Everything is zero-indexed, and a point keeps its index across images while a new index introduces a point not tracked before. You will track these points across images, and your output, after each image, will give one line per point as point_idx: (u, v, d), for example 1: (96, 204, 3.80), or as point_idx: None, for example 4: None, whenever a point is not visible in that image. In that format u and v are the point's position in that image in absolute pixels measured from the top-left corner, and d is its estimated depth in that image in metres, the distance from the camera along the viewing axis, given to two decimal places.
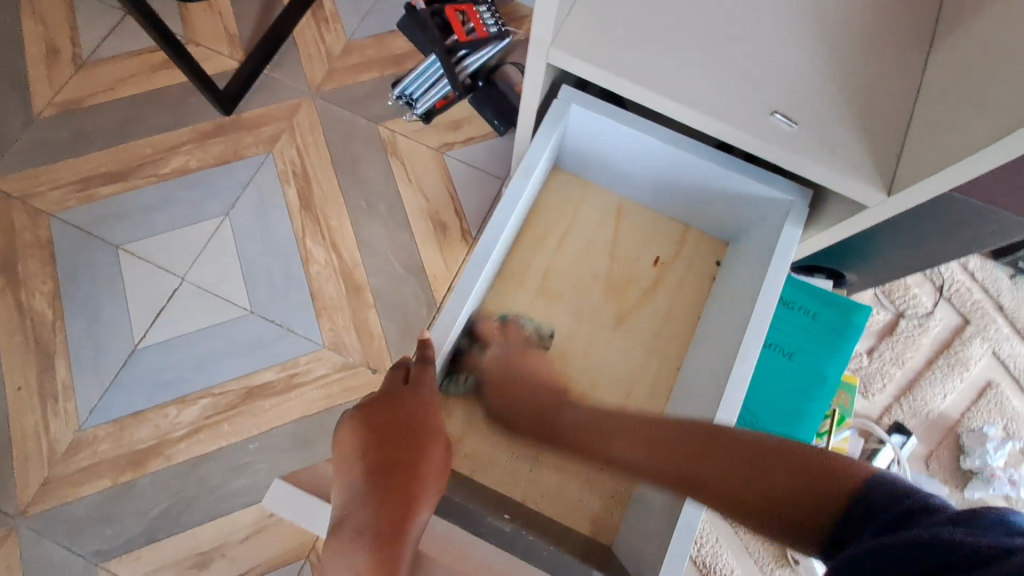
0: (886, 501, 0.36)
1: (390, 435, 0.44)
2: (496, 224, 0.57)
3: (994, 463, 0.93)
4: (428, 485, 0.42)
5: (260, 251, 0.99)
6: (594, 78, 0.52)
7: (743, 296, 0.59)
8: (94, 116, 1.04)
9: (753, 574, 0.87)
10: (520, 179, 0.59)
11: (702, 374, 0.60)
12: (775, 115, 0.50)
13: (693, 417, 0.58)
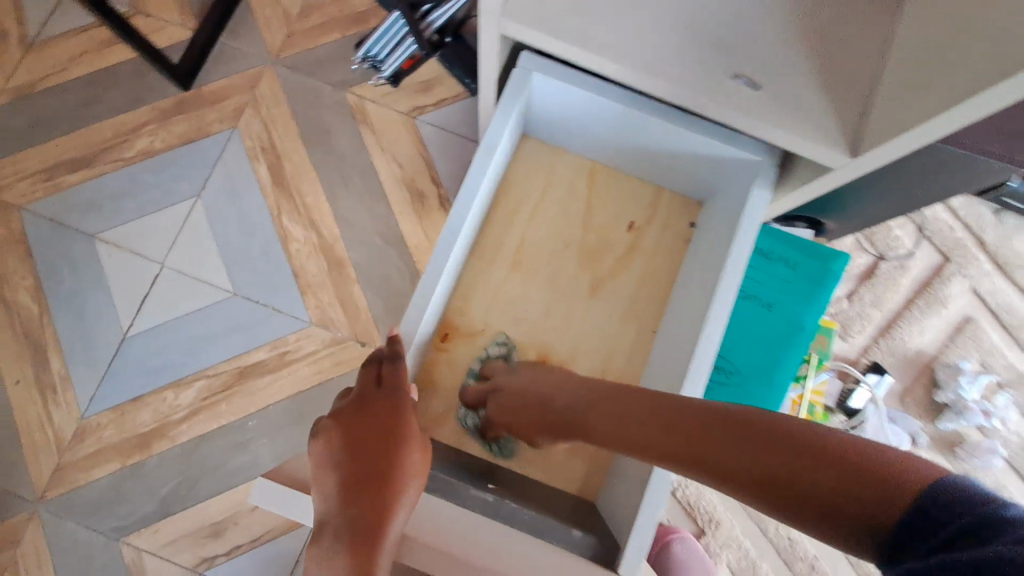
0: (942, 516, 0.31)
1: (363, 438, 0.47)
2: (461, 205, 0.56)
3: (967, 395, 0.97)
4: (403, 485, 0.45)
5: (237, 231, 0.98)
6: (551, 48, 0.51)
7: (711, 261, 0.60)
8: (50, 100, 1.01)
9: (734, 509, 0.93)
10: (484, 154, 0.57)
11: (674, 338, 0.61)
12: (737, 79, 0.49)
13: (665, 381, 0.60)
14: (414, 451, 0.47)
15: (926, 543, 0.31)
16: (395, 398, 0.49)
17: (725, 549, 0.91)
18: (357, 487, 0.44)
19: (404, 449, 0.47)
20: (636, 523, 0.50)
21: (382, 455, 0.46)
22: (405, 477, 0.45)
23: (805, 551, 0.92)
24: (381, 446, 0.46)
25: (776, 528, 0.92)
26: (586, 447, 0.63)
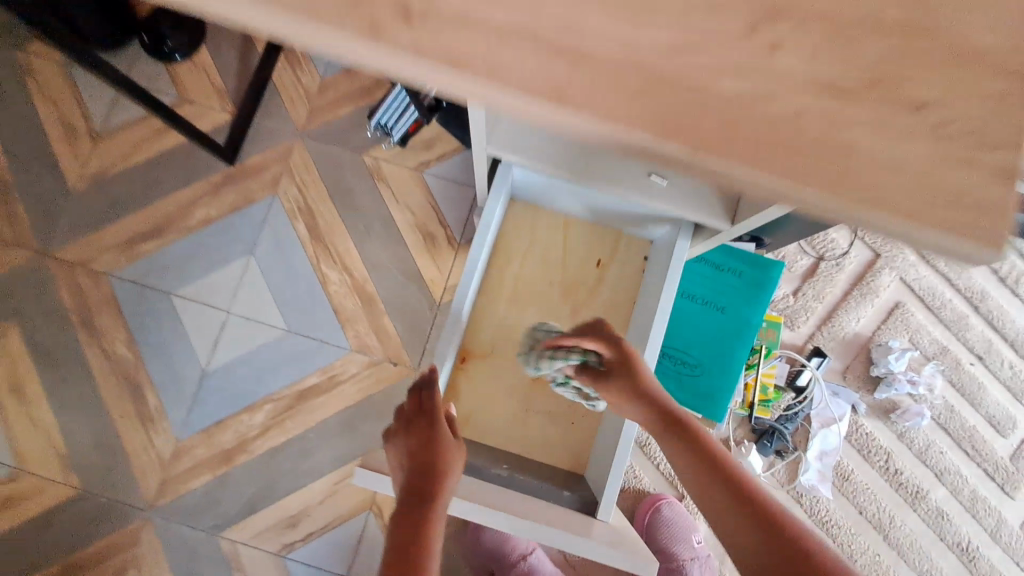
0: None
1: (418, 439, 0.65)
2: (468, 271, 0.76)
3: (895, 368, 1.16)
4: (448, 465, 0.61)
5: (285, 279, 1.19)
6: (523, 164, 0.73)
7: (656, 290, 0.79)
8: (121, 182, 1.22)
9: None
10: (483, 227, 0.77)
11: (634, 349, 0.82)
12: (652, 177, 0.71)
13: None
14: (454, 444, 0.64)
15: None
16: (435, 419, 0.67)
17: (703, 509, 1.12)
18: (411, 484, 0.61)
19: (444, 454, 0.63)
20: (605, 484, 0.70)
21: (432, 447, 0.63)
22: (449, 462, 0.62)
23: None
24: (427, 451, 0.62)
25: None
26: (576, 435, 0.84)
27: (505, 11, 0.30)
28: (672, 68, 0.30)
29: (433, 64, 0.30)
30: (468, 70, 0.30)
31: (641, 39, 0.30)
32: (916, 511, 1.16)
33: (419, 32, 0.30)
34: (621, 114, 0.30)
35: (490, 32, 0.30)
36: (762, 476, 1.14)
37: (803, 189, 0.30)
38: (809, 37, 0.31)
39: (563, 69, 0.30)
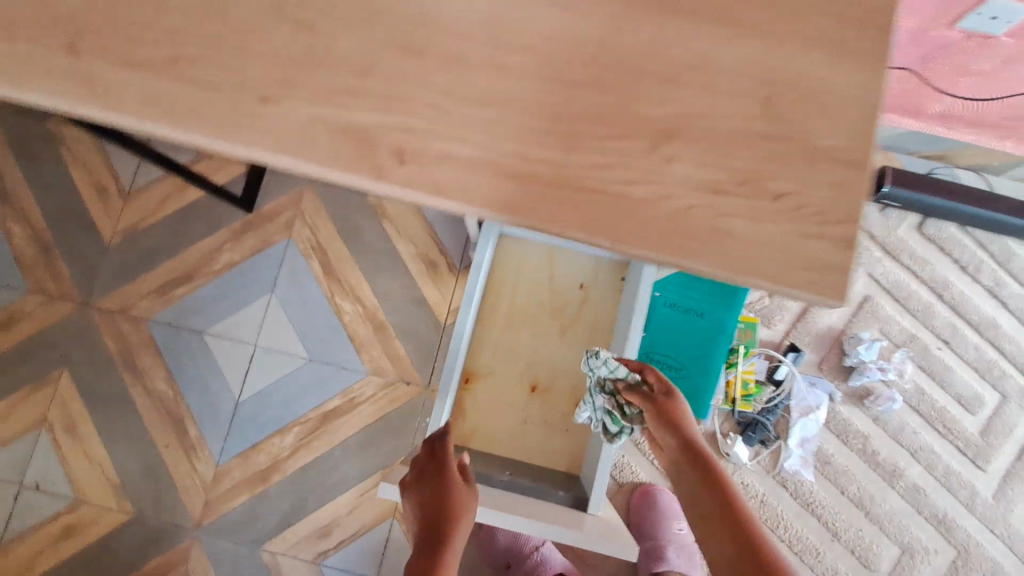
0: None
1: (430, 486, 0.72)
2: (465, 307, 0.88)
3: (866, 357, 1.27)
4: (456, 517, 0.69)
5: (304, 313, 1.31)
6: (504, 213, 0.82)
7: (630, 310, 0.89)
8: (151, 235, 1.35)
9: None
10: (474, 269, 0.88)
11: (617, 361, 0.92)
12: None
13: None
14: (462, 493, 0.71)
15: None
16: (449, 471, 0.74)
17: None
18: (425, 532, 0.69)
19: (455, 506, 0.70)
20: (593, 483, 0.82)
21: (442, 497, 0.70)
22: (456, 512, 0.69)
23: (754, 491, 1.24)
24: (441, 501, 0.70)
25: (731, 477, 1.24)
26: (571, 440, 0.95)
27: (476, 149, 0.42)
28: (598, 181, 0.42)
29: (426, 192, 0.41)
30: (451, 194, 0.41)
31: (574, 162, 0.42)
32: (894, 487, 1.26)
33: (414, 168, 0.42)
34: (563, 218, 0.41)
35: (466, 165, 0.42)
36: (748, 464, 1.24)
37: (698, 265, 0.41)
38: (697, 151, 0.42)
39: (519, 187, 0.42)
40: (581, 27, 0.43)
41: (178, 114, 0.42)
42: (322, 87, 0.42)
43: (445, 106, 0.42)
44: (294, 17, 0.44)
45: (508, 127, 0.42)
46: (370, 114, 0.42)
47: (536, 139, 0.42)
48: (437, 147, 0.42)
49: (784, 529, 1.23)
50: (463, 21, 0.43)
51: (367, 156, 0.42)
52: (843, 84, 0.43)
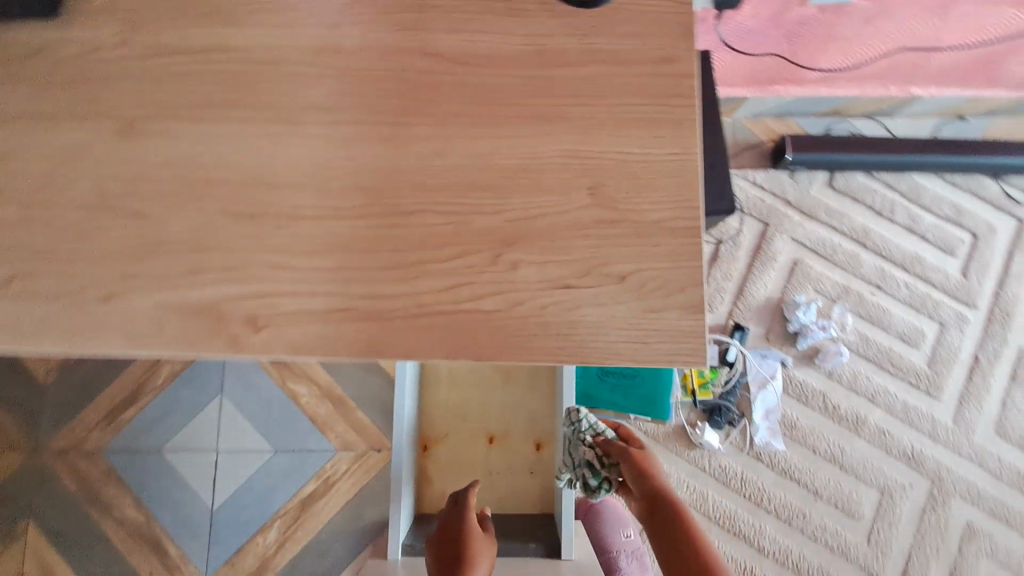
0: None
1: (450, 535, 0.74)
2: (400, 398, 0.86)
3: (806, 320, 1.31)
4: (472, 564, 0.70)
5: (260, 406, 1.30)
6: None
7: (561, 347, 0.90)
8: (88, 364, 1.31)
9: (676, 460, 1.27)
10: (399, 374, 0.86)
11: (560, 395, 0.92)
12: None
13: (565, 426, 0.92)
14: (479, 545, 0.72)
15: None
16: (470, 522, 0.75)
17: (680, 492, 1.25)
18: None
19: (472, 555, 0.71)
20: (562, 530, 0.84)
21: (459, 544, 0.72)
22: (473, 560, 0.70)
23: (732, 471, 1.27)
24: (457, 549, 0.72)
25: (708, 464, 1.27)
26: (539, 480, 0.95)
27: (330, 297, 0.43)
28: (452, 301, 0.43)
29: (288, 350, 0.42)
30: (313, 347, 0.42)
31: (426, 288, 0.43)
32: (860, 435, 1.31)
33: (273, 331, 0.42)
34: (426, 347, 0.42)
35: (323, 316, 0.43)
36: (720, 448, 1.28)
37: (564, 363, 0.42)
38: (538, 250, 0.44)
39: (377, 327, 0.43)
40: (406, 157, 0.45)
41: (29, 331, 0.42)
42: (165, 273, 0.43)
43: (292, 263, 0.44)
44: (129, 211, 0.45)
45: (357, 269, 0.44)
46: (221, 287, 0.43)
47: (385, 275, 0.43)
48: (293, 305, 0.43)
49: (768, 501, 1.27)
50: (293, 177, 0.45)
51: (224, 330, 0.42)
52: (658, 158, 0.45)
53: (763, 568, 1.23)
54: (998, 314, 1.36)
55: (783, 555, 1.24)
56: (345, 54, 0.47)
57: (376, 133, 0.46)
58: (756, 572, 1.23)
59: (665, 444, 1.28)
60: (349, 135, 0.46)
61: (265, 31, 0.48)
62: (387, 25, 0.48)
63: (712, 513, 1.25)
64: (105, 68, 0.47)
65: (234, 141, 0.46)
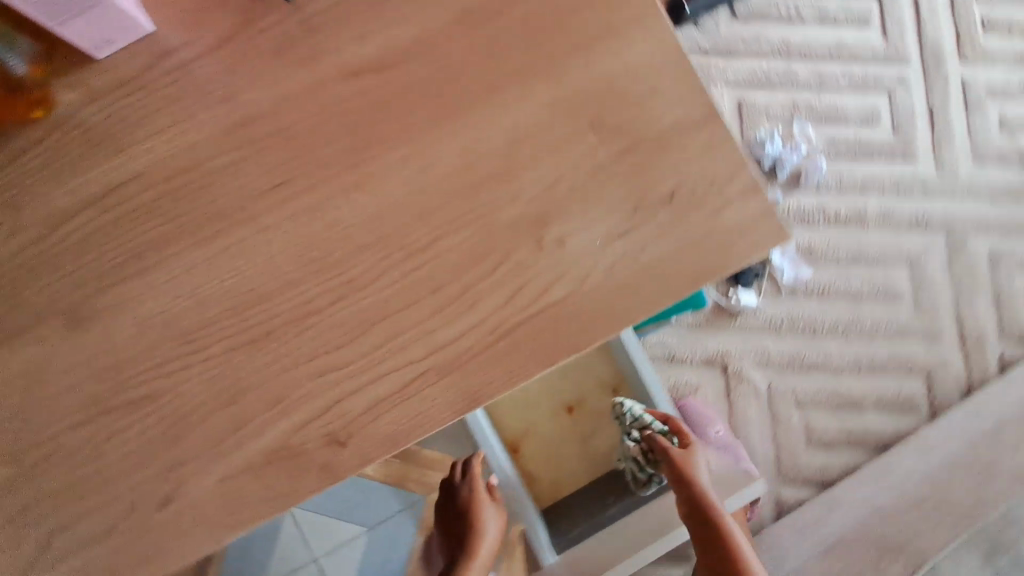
0: None
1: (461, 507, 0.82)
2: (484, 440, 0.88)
3: (776, 153, 1.32)
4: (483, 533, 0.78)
5: (334, 497, 1.23)
6: None
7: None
8: None
9: (727, 334, 1.25)
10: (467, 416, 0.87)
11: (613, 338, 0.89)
12: None
13: (630, 363, 0.88)
14: (485, 513, 0.80)
15: None
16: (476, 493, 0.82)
17: (746, 360, 1.24)
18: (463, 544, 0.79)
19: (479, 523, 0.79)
20: None
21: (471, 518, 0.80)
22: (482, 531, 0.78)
23: (779, 316, 1.26)
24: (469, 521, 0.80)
25: (756, 322, 1.26)
26: None
27: (400, 372, 0.39)
28: (521, 311, 0.40)
29: (393, 446, 0.39)
30: (415, 429, 0.39)
31: (490, 312, 0.40)
32: (869, 226, 1.32)
33: (367, 435, 0.39)
34: (522, 368, 0.39)
35: (406, 394, 0.39)
36: (759, 302, 1.27)
37: (657, 308, 0.40)
38: (575, 216, 0.41)
39: (464, 375, 0.39)
40: (395, 194, 0.41)
41: (124, 568, 0.38)
42: (218, 438, 0.38)
43: (344, 359, 0.39)
44: (138, 397, 0.39)
45: (412, 331, 0.39)
46: (284, 421, 0.39)
47: (442, 320, 0.39)
48: (369, 400, 0.39)
49: (822, 325, 1.27)
50: (291, 271, 0.40)
51: (319, 461, 0.38)
52: (640, 65, 0.41)
53: (844, 384, 1.25)
54: (930, 59, 1.39)
55: (856, 364, 1.25)
56: (272, 118, 0.41)
57: (351, 184, 0.41)
58: (839, 390, 1.24)
59: (711, 325, 1.25)
60: (323, 199, 0.41)
61: (171, 134, 0.41)
62: (297, 65, 0.42)
63: (780, 363, 1.25)
64: (18, 265, 0.40)
65: (206, 266, 0.40)
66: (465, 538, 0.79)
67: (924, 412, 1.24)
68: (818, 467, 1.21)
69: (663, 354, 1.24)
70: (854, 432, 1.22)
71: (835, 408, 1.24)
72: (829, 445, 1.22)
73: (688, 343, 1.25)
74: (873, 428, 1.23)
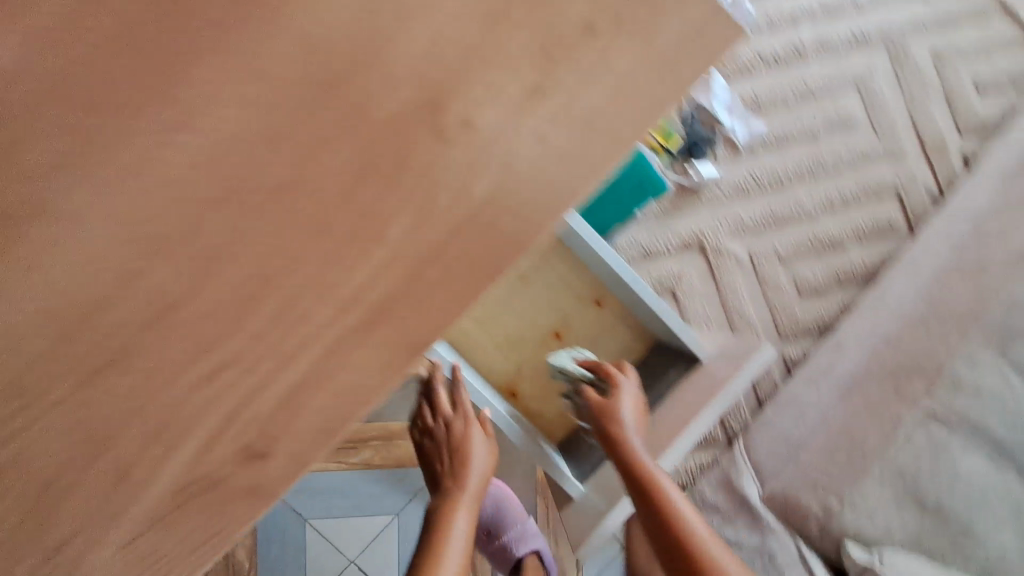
0: None
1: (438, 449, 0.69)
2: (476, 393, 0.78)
3: None
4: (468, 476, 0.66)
5: (349, 496, 1.13)
6: None
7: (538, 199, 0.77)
8: None
9: (696, 212, 1.19)
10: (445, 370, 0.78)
11: (579, 244, 0.80)
12: None
13: (602, 264, 0.80)
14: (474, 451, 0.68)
15: None
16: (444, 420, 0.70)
17: (720, 232, 1.19)
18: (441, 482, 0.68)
19: (466, 460, 0.67)
20: (684, 340, 0.80)
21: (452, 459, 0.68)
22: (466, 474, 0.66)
23: (741, 178, 1.20)
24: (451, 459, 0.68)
25: (721, 191, 1.19)
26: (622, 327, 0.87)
27: (325, 331, 0.32)
28: (444, 216, 0.32)
29: (345, 418, 0.32)
30: (365, 392, 0.32)
31: (409, 228, 0.32)
32: (808, 58, 1.24)
33: (309, 416, 0.31)
34: (470, 282, 0.32)
35: (341, 355, 0.32)
36: (719, 170, 1.19)
37: (606, 171, 0.33)
38: (474, 87, 0.32)
39: (404, 311, 0.32)
40: (243, 118, 0.31)
41: None
42: (119, 480, 0.30)
43: (248, 339, 0.31)
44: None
45: (322, 279, 0.32)
46: (198, 436, 0.31)
47: (356, 255, 0.32)
48: (298, 373, 0.31)
49: (786, 174, 1.21)
50: (143, 253, 0.31)
51: (260, 464, 0.31)
52: None
53: (820, 227, 1.21)
54: None
55: (827, 203, 1.21)
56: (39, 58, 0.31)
57: (174, 120, 0.31)
58: (818, 235, 1.20)
59: (678, 206, 1.19)
60: (153, 152, 0.31)
61: None
62: None
63: (755, 224, 1.20)
64: None
65: (16, 277, 0.30)
66: (446, 477, 0.68)
67: (903, 230, 1.21)
68: (815, 316, 1.18)
69: (637, 251, 1.17)
70: (842, 271, 1.20)
71: (818, 254, 1.20)
72: (820, 291, 1.19)
73: (660, 232, 1.18)
74: (859, 261, 1.20)
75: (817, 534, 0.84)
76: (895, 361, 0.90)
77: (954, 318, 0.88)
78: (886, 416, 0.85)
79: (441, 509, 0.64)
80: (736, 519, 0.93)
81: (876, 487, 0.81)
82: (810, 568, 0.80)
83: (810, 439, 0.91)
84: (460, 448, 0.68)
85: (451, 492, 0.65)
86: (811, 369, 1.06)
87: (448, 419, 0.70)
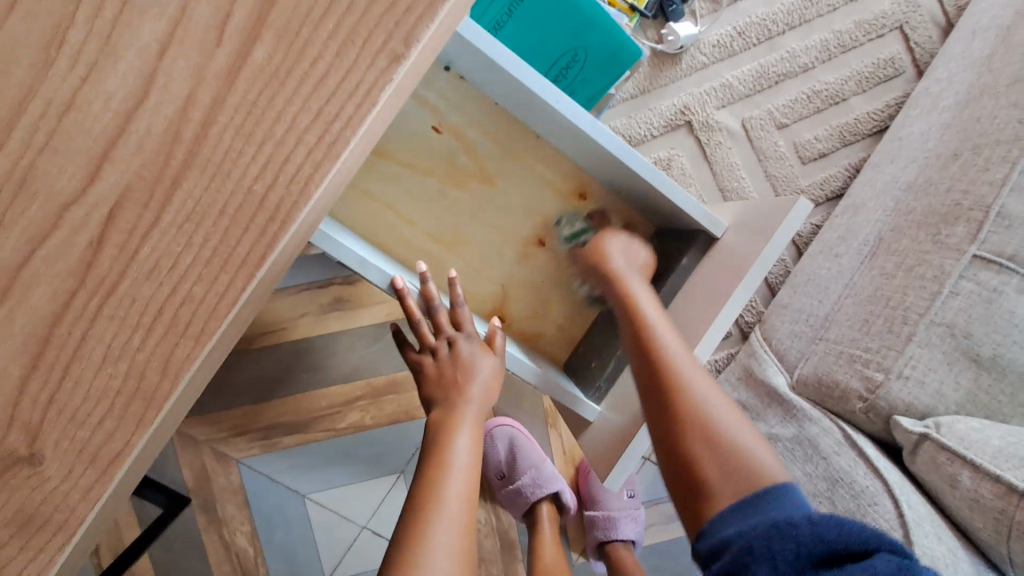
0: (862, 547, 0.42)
1: (442, 371, 0.61)
2: (466, 314, 0.64)
3: None
4: (475, 394, 0.60)
5: (344, 463, 1.03)
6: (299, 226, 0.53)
7: (496, 68, 0.57)
8: None
9: (679, 87, 1.03)
10: (415, 295, 0.62)
11: (552, 129, 0.65)
12: None
13: (583, 145, 0.64)
14: (483, 362, 0.61)
15: (823, 547, 0.42)
16: (445, 339, 0.62)
17: (709, 105, 1.04)
18: (440, 399, 0.61)
19: (470, 375, 0.60)
20: (706, 225, 0.65)
21: (458, 377, 0.60)
22: (468, 392, 0.60)
23: (724, 35, 1.03)
24: (452, 375, 0.61)
25: (703, 55, 1.03)
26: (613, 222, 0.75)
27: (88, 206, 0.18)
28: None
29: (195, 343, 0.20)
30: (210, 302, 0.20)
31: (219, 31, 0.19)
32: None
33: (108, 356, 0.20)
34: None
35: (142, 239, 0.19)
36: (699, 30, 1.02)
37: None
38: None
39: (240, 152, 0.20)
40: None
41: None
42: None
43: None
44: None
45: (48, 103, 0.18)
46: None
47: (133, 87, 0.18)
48: (64, 285, 0.19)
49: (775, 23, 1.03)
50: None
51: (42, 470, 0.20)
52: None
53: (818, 80, 1.05)
54: None
55: (824, 51, 1.05)
56: None
57: None
58: (817, 89, 1.05)
59: (660, 79, 1.03)
60: None
61: None
62: None
63: (745, 89, 1.04)
64: None
65: None
66: (448, 394, 0.61)
67: (910, 74, 1.07)
68: (822, 183, 1.06)
69: None
70: (846, 128, 1.06)
71: (818, 112, 1.06)
72: (825, 154, 1.06)
73: (642, 114, 1.02)
74: (866, 114, 1.06)
75: (861, 414, 0.75)
76: (928, 209, 0.77)
77: (997, 146, 0.74)
78: (929, 270, 0.73)
79: (444, 420, 0.59)
80: (766, 413, 0.85)
81: (925, 352, 0.70)
82: (861, 450, 0.72)
83: (837, 313, 0.82)
84: (465, 365, 0.61)
85: (454, 405, 0.59)
86: (821, 242, 0.97)
87: (450, 338, 0.62)
